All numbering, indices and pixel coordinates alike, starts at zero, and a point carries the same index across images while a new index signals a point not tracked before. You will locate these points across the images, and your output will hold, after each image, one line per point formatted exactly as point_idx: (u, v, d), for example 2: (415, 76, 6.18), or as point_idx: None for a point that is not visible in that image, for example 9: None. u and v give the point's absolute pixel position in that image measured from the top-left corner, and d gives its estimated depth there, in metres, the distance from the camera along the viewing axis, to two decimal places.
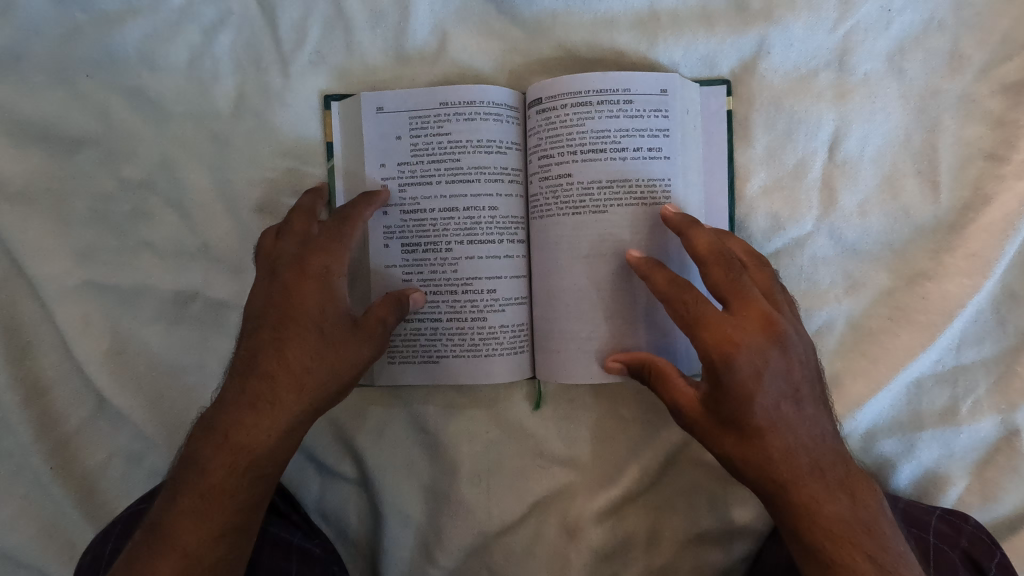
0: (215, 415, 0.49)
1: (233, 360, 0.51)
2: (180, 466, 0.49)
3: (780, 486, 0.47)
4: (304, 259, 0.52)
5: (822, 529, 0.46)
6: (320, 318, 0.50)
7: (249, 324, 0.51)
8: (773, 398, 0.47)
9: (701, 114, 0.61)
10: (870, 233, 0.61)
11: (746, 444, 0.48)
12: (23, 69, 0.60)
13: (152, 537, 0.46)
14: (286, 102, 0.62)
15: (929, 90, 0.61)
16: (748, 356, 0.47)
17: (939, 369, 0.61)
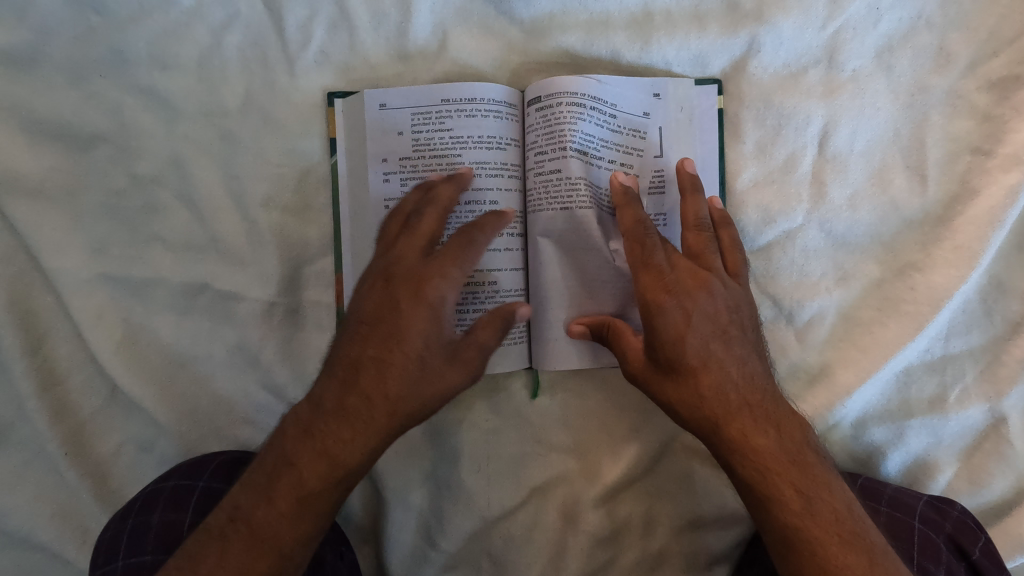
0: (307, 417, 0.50)
1: (336, 360, 0.51)
2: (268, 458, 0.51)
3: (714, 423, 0.50)
4: (414, 277, 0.51)
5: (751, 464, 0.48)
6: (422, 349, 0.50)
7: (357, 331, 0.51)
8: (700, 338, 0.50)
9: (693, 111, 0.64)
10: (860, 226, 0.63)
11: (678, 384, 0.51)
12: (38, 69, 0.62)
13: (234, 527, 0.48)
14: (293, 101, 0.64)
15: (917, 86, 0.63)
16: (673, 298, 0.51)
17: (927, 358, 0.63)
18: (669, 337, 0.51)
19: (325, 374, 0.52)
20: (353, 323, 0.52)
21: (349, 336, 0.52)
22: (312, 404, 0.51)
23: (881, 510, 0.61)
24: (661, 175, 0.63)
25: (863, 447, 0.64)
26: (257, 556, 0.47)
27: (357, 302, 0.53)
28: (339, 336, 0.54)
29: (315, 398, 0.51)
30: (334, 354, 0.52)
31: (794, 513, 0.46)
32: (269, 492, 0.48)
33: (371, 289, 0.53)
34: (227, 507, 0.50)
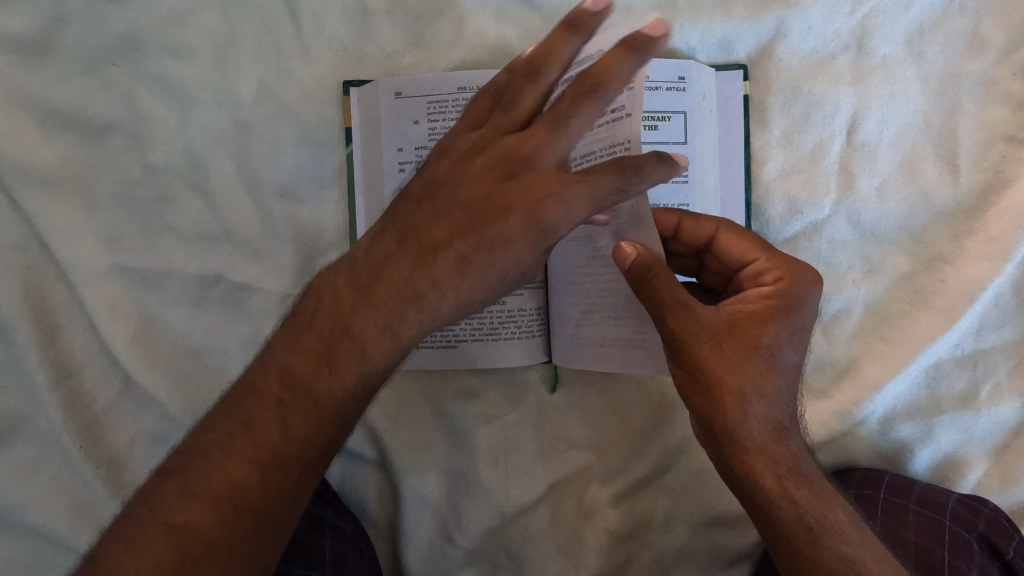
0: (361, 304, 0.45)
1: (405, 237, 0.46)
2: (302, 346, 0.45)
3: (776, 435, 0.48)
4: (529, 182, 0.44)
5: (809, 485, 0.48)
6: (509, 266, 0.46)
7: (439, 214, 0.46)
8: (807, 344, 0.50)
9: (717, 98, 0.62)
10: (889, 216, 0.61)
11: (772, 377, 0.48)
12: (51, 56, 0.61)
13: (253, 447, 0.42)
14: (309, 89, 0.63)
15: (949, 72, 0.61)
16: (816, 293, 0.50)
17: (958, 353, 0.61)
18: (792, 329, 0.49)
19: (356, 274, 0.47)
20: (434, 201, 0.46)
21: (432, 212, 0.46)
22: (366, 282, 0.46)
23: (910, 508, 0.59)
24: (684, 161, 0.61)
25: (892, 444, 0.62)
26: (290, 476, 0.42)
27: (441, 171, 0.47)
28: (409, 197, 0.48)
29: (374, 272, 0.46)
30: (406, 221, 0.47)
31: (850, 540, 0.46)
32: (314, 398, 0.43)
33: (463, 172, 0.46)
34: (237, 413, 0.43)
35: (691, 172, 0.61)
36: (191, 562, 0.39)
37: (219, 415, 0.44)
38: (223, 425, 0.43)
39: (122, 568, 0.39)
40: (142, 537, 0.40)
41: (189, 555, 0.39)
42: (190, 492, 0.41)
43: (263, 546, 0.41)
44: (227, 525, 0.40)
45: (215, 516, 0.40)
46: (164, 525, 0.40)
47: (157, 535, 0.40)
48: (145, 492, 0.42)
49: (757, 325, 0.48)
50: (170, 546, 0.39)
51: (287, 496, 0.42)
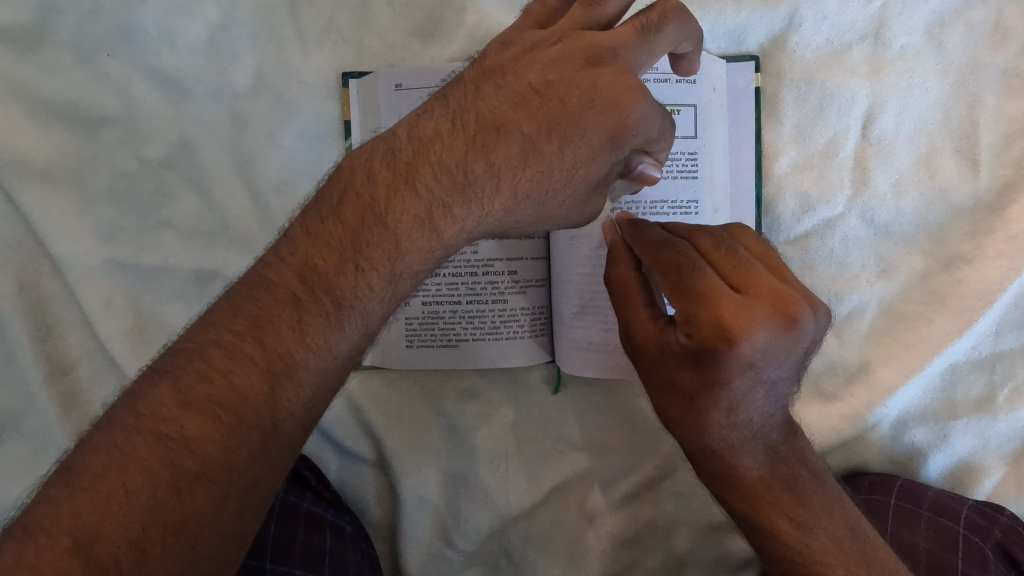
0: (399, 188, 0.44)
1: (458, 120, 0.44)
2: (326, 236, 0.43)
3: (710, 451, 0.45)
4: (615, 78, 0.42)
5: (749, 497, 0.45)
6: (579, 165, 0.43)
7: (504, 100, 0.44)
8: (746, 387, 0.41)
9: (727, 91, 0.60)
10: (904, 214, 0.59)
11: (703, 413, 0.43)
12: (43, 46, 0.60)
13: (265, 352, 0.40)
14: (308, 82, 0.62)
15: (969, 64, 0.58)
16: (749, 352, 0.39)
17: (975, 355, 0.59)
18: (709, 381, 0.41)
19: (368, 186, 0.44)
20: (502, 86, 0.44)
21: (494, 97, 0.44)
22: (406, 166, 0.44)
23: (921, 514, 0.57)
24: (695, 156, 0.59)
25: (904, 449, 0.61)
26: (301, 392, 0.41)
27: (506, 58, 0.44)
28: (465, 82, 0.45)
29: (416, 155, 0.44)
30: (463, 107, 0.44)
31: (791, 546, 0.44)
32: (336, 299, 0.42)
33: (539, 60, 0.44)
34: (246, 311, 0.42)
35: (701, 165, 0.59)
36: (186, 480, 0.37)
37: (224, 312, 0.42)
38: (230, 324, 0.41)
39: (104, 479, 0.36)
40: (127, 445, 0.37)
41: (185, 471, 0.37)
42: (186, 401, 0.38)
43: (265, 464, 0.39)
44: (230, 437, 0.38)
45: (215, 427, 0.38)
46: (154, 436, 0.37)
47: (146, 445, 0.37)
48: (133, 396, 0.39)
49: (674, 366, 0.43)
50: (158, 456, 0.37)
51: (299, 411, 0.41)
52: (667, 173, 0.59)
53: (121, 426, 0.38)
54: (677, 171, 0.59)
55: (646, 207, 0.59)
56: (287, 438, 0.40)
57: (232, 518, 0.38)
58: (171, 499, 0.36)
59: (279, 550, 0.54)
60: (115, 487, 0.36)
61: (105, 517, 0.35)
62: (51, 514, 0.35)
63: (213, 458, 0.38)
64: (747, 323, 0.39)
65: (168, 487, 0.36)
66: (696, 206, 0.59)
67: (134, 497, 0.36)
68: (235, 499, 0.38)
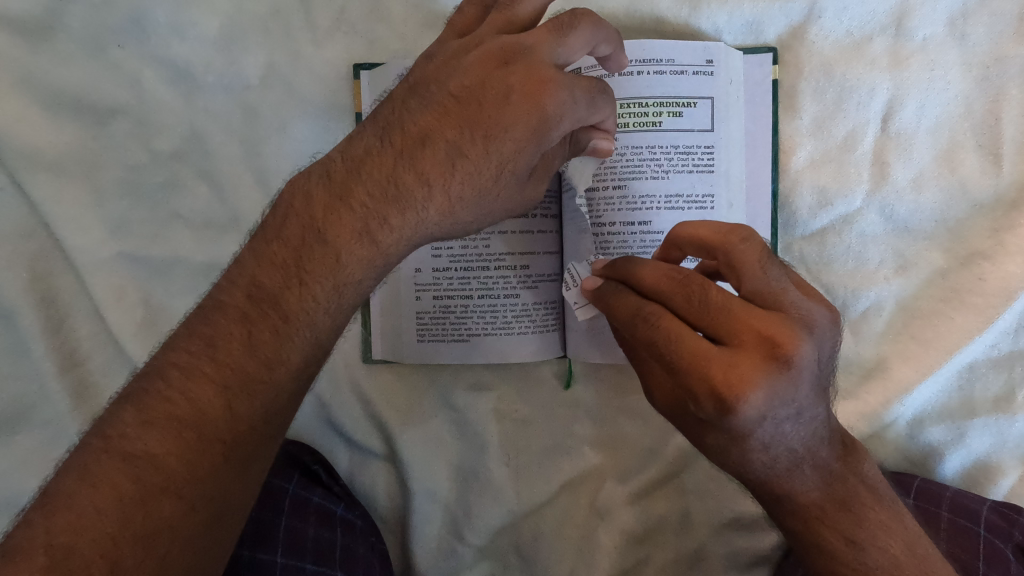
0: (335, 205, 0.44)
1: (385, 136, 0.44)
2: (270, 257, 0.44)
3: (758, 482, 0.44)
4: (527, 73, 0.42)
5: (806, 520, 0.44)
6: (505, 161, 0.43)
7: (426, 111, 0.44)
8: (774, 424, 0.41)
9: (744, 84, 0.59)
10: (923, 210, 0.58)
11: (741, 457, 0.43)
12: (54, 37, 0.59)
13: (219, 368, 0.41)
14: (319, 73, 0.61)
15: (993, 56, 0.57)
16: (755, 408, 0.39)
17: (994, 354, 0.58)
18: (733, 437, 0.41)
19: (306, 206, 0.44)
20: (423, 99, 0.44)
21: (418, 110, 0.44)
22: (340, 184, 0.44)
23: (941, 514, 0.57)
24: (711, 150, 0.58)
25: (920, 448, 0.60)
26: (259, 406, 0.41)
27: (425, 71, 0.45)
28: (393, 100, 0.46)
29: (349, 173, 0.44)
30: (390, 123, 0.45)
31: (846, 566, 0.43)
32: (284, 313, 0.42)
33: (455, 67, 0.44)
34: (199, 332, 0.42)
35: (717, 158, 0.58)
36: (153, 494, 0.38)
37: (181, 336, 0.42)
38: (186, 345, 0.42)
39: (73, 499, 0.37)
40: (95, 466, 0.38)
41: (151, 486, 0.38)
42: (148, 419, 0.39)
43: (231, 478, 0.40)
44: (192, 451, 0.39)
45: (178, 444, 0.39)
46: (120, 455, 0.38)
47: (112, 465, 0.38)
48: (100, 420, 0.40)
49: (699, 427, 0.42)
50: (125, 474, 0.37)
51: (259, 424, 0.41)
52: (683, 167, 0.58)
53: (89, 449, 0.38)
54: (693, 164, 0.58)
55: (660, 202, 0.58)
56: (251, 450, 0.41)
57: (200, 531, 0.39)
58: (139, 514, 0.37)
59: (290, 544, 0.54)
60: (84, 505, 0.37)
61: (75, 534, 0.36)
62: (28, 535, 0.36)
63: (175, 477, 0.38)
64: (744, 386, 0.38)
65: (135, 503, 0.37)
66: (711, 200, 0.58)
67: (103, 513, 0.37)
68: (203, 512, 0.39)
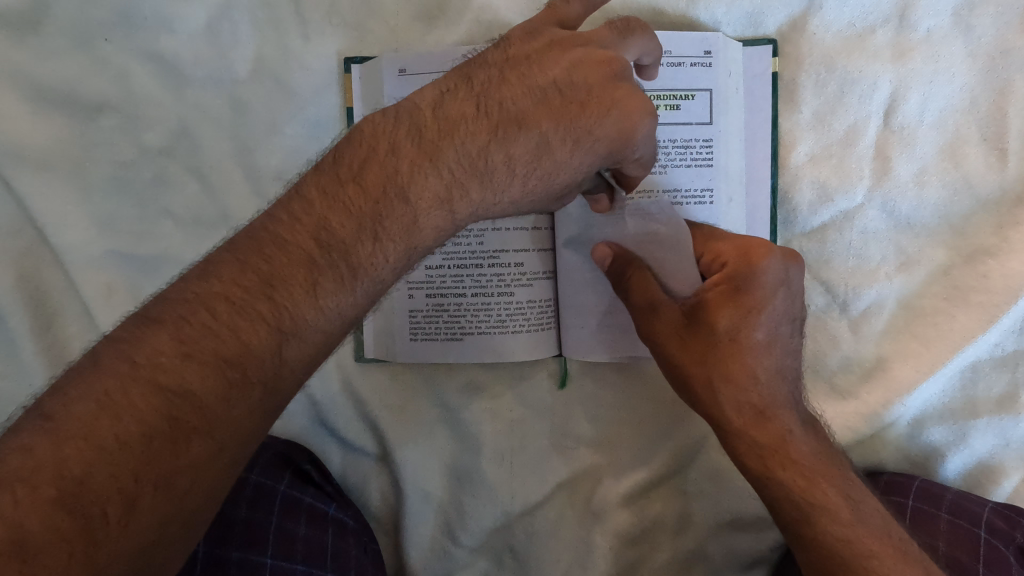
0: (422, 163, 0.43)
1: (482, 105, 0.44)
2: (343, 200, 0.42)
3: (754, 416, 0.49)
4: (629, 96, 0.43)
5: (797, 467, 0.48)
6: (583, 169, 0.44)
7: (527, 97, 0.43)
8: (778, 316, 0.48)
9: (743, 76, 0.58)
10: (927, 206, 0.57)
11: (750, 365, 0.49)
12: (39, 30, 0.58)
13: (275, 310, 0.38)
14: (309, 67, 0.60)
15: (999, 48, 0.55)
16: (774, 270, 0.48)
17: (998, 353, 0.57)
18: (744, 313, 0.48)
19: (389, 155, 0.43)
20: (527, 80, 0.44)
21: (518, 90, 0.44)
22: (430, 141, 0.43)
23: (941, 516, 0.56)
24: (710, 143, 0.57)
25: (921, 448, 0.59)
26: (306, 351, 0.40)
27: (532, 53, 0.44)
28: (491, 65, 0.45)
29: (441, 129, 0.43)
30: (487, 94, 0.44)
31: (843, 520, 0.47)
32: (352, 264, 0.41)
33: (565, 59, 0.44)
34: (254, 267, 0.39)
35: (716, 152, 0.57)
36: (183, 434, 0.34)
37: (229, 265, 0.40)
38: (238, 278, 0.39)
39: (95, 430, 0.33)
40: (121, 395, 0.34)
41: (184, 424, 0.35)
42: (190, 352, 0.36)
43: (258, 425, 0.37)
44: (233, 392, 0.36)
45: (220, 383, 0.36)
46: (152, 386, 0.35)
47: (145, 396, 0.34)
48: (126, 343, 0.36)
49: (712, 311, 0.48)
50: (156, 409, 0.34)
51: (299, 372, 0.39)
52: (681, 161, 0.57)
53: (116, 374, 0.35)
54: (692, 158, 0.57)
55: (658, 198, 0.58)
56: (279, 400, 0.39)
57: (218, 478, 0.36)
58: (167, 452, 0.34)
59: (281, 545, 0.53)
60: (106, 439, 0.33)
61: (93, 466, 0.32)
62: (34, 464, 0.31)
63: (216, 418, 0.35)
64: (765, 247, 0.48)
65: (165, 439, 0.34)
66: (710, 194, 0.58)
67: (128, 449, 0.33)
68: (228, 455, 0.36)
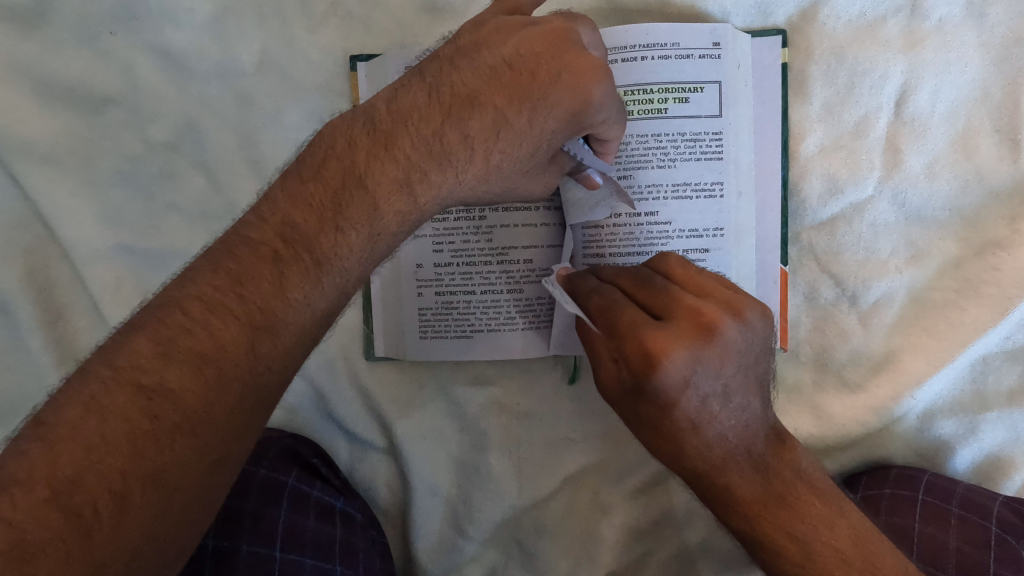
0: (379, 153, 0.43)
1: (435, 92, 0.44)
2: (306, 197, 0.43)
3: (698, 477, 0.47)
4: (577, 57, 0.43)
5: (747, 517, 0.46)
6: (544, 139, 0.44)
7: (478, 75, 0.44)
8: (703, 395, 0.45)
9: (752, 68, 0.57)
10: (937, 197, 0.56)
11: (681, 443, 0.46)
12: (45, 24, 0.58)
13: (245, 305, 0.39)
14: (314, 60, 0.60)
15: (1012, 37, 0.55)
16: (675, 369, 0.43)
17: (1009, 346, 0.56)
18: (660, 407, 0.45)
19: (345, 151, 0.44)
20: (475, 60, 0.44)
21: (468, 74, 0.44)
22: (384, 132, 0.44)
23: (951, 510, 0.56)
24: (719, 137, 0.56)
25: (930, 442, 0.59)
26: (282, 347, 0.39)
27: (480, 36, 0.45)
28: (439, 58, 0.45)
29: (395, 122, 0.44)
30: (439, 80, 0.45)
31: (796, 563, 0.45)
32: (317, 256, 0.41)
33: (512, 36, 0.44)
34: (224, 268, 0.40)
35: (726, 146, 0.56)
36: (166, 432, 0.35)
37: (203, 269, 0.40)
38: (210, 279, 0.40)
39: (81, 430, 0.34)
40: (106, 396, 0.35)
41: (165, 422, 0.35)
42: (166, 352, 0.37)
43: (241, 421, 0.38)
44: (211, 390, 0.37)
45: (197, 379, 0.37)
46: (133, 387, 0.36)
47: (127, 396, 0.35)
48: (110, 349, 0.37)
49: (631, 402, 0.46)
50: (138, 408, 0.35)
51: (278, 367, 0.39)
52: (690, 154, 0.56)
53: (99, 377, 0.36)
54: (701, 152, 0.56)
55: (667, 191, 0.56)
56: (265, 398, 0.39)
57: (207, 476, 0.36)
58: (150, 450, 0.35)
59: (289, 540, 0.54)
60: (93, 438, 0.34)
61: (83, 467, 0.34)
62: (27, 466, 0.33)
63: (191, 415, 0.36)
64: (666, 345, 0.43)
65: (148, 437, 0.35)
66: (720, 187, 0.56)
67: (113, 448, 0.34)
68: (213, 453, 0.36)
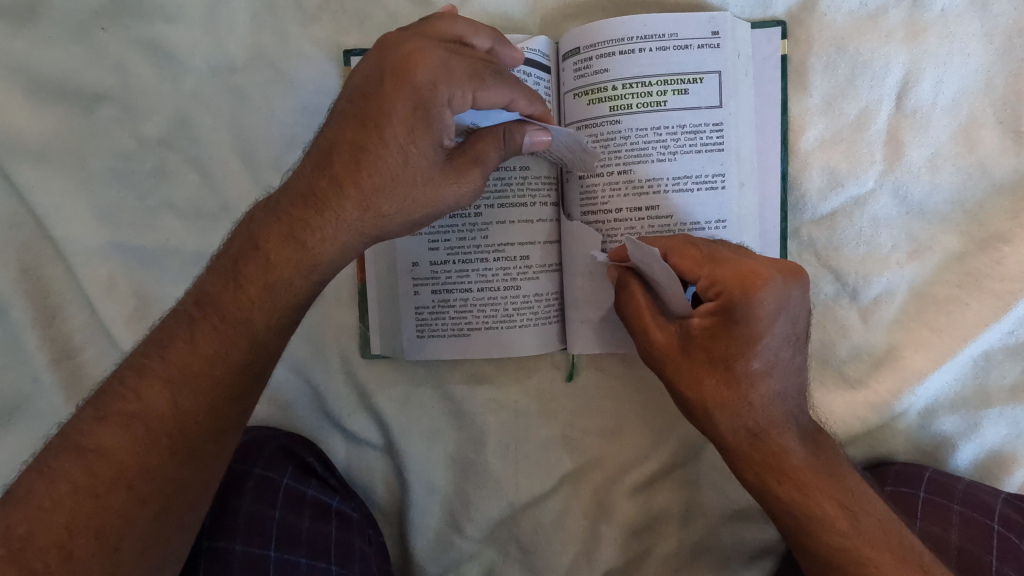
0: (270, 218, 0.45)
1: (308, 154, 0.46)
2: (218, 267, 0.45)
3: (753, 435, 0.46)
4: (401, 55, 0.43)
5: (799, 482, 0.45)
6: (403, 145, 0.43)
7: (334, 123, 0.45)
8: (778, 343, 0.45)
9: (752, 59, 0.56)
10: (940, 191, 0.55)
11: (748, 391, 0.45)
12: (36, 20, 0.58)
13: (169, 366, 0.42)
14: (308, 54, 0.59)
15: (1015, 27, 0.54)
16: (770, 296, 0.44)
17: (1011, 342, 0.56)
18: (745, 340, 0.44)
19: (248, 226, 0.47)
20: (333, 112, 0.46)
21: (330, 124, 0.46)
22: (277, 201, 0.46)
23: (953, 508, 0.55)
24: (720, 128, 0.55)
25: (931, 438, 0.58)
26: (205, 399, 0.42)
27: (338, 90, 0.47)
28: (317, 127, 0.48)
29: (283, 191, 0.46)
30: (314, 142, 0.47)
31: (844, 533, 0.44)
32: (224, 313, 0.43)
33: (356, 68, 0.46)
34: (155, 336, 0.43)
35: (726, 138, 0.55)
36: (104, 487, 0.39)
37: (140, 343, 0.44)
38: (141, 349, 0.43)
39: (33, 493, 0.38)
40: (54, 461, 0.39)
41: (104, 477, 0.39)
42: (103, 415, 0.40)
43: (178, 474, 0.41)
44: (142, 446, 0.40)
45: (128, 437, 0.40)
46: (76, 451, 0.39)
47: (69, 458, 0.39)
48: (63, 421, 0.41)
49: (708, 338, 0.46)
50: (79, 467, 0.39)
51: (206, 418, 0.42)
52: (691, 147, 0.55)
53: (49, 446, 0.40)
54: (702, 144, 0.55)
55: (668, 184, 0.55)
56: (201, 445, 0.41)
57: (150, 526, 0.39)
58: (91, 505, 0.38)
59: (284, 538, 0.53)
60: (42, 497, 0.38)
61: (33, 525, 0.37)
62: None
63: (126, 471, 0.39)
64: (761, 271, 0.44)
65: (89, 494, 0.38)
66: (722, 179, 0.55)
67: (59, 506, 0.38)
68: (152, 504, 0.40)
